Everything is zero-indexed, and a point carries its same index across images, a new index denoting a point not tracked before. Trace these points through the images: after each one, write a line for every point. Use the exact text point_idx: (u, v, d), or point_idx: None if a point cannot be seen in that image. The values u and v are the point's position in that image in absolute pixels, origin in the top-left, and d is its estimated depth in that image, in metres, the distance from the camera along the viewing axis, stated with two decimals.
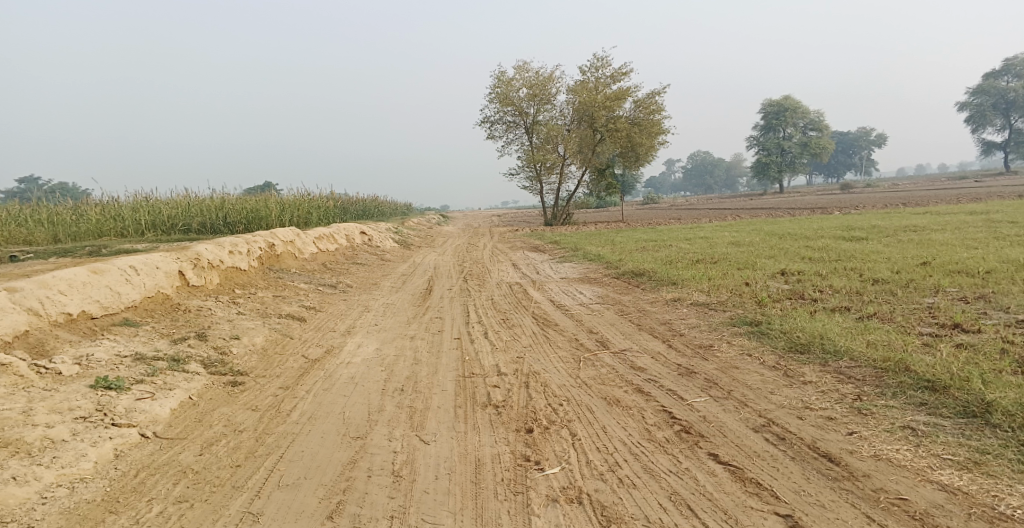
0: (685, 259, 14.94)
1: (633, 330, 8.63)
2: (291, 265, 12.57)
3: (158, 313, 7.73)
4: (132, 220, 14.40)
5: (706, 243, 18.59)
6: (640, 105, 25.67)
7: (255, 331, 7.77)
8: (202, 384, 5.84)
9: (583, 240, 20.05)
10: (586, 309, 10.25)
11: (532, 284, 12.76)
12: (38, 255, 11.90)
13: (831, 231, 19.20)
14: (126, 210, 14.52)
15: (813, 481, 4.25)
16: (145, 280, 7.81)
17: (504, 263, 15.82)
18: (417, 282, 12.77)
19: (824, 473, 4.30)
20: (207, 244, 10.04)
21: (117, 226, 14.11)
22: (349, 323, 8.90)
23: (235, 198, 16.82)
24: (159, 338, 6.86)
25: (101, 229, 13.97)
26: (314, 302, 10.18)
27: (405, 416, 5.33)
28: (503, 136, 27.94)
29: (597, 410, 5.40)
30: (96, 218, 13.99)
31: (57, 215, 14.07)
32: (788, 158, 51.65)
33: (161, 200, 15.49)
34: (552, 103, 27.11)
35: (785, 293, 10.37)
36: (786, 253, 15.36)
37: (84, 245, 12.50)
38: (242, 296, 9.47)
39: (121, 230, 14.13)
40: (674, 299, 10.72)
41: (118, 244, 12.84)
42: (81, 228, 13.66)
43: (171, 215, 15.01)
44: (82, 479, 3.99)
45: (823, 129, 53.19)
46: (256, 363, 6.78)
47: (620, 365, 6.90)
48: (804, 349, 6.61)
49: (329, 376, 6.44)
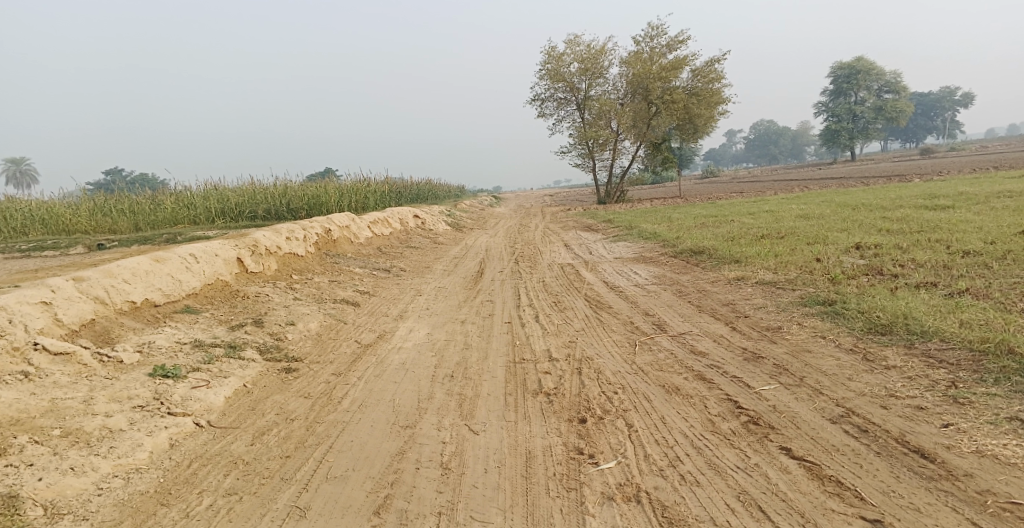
0: (748, 235, 14.35)
1: (692, 311, 8.29)
2: (347, 250, 12.64)
3: (218, 299, 7.81)
4: (203, 208, 14.78)
5: (769, 217, 17.86)
6: (699, 74, 24.77)
7: (310, 317, 7.79)
8: (256, 371, 5.84)
9: (638, 218, 19.56)
10: (642, 289, 9.93)
11: (585, 265, 12.47)
12: (123, 243, 12.38)
13: (907, 201, 18.13)
14: (198, 198, 14.91)
15: (904, 480, 3.92)
16: (204, 268, 7.92)
17: (557, 243, 15.55)
18: (470, 265, 12.67)
19: (917, 472, 3.96)
20: (265, 231, 10.17)
21: (190, 215, 14.56)
22: (401, 307, 8.87)
23: (296, 185, 17.09)
24: (217, 325, 6.93)
25: (177, 217, 14.47)
26: (369, 287, 10.19)
27: (455, 404, 5.23)
28: (554, 114, 27.45)
29: (654, 399, 5.16)
30: (171, 206, 14.49)
31: (136, 204, 14.65)
32: (861, 123, 49.15)
33: (228, 188, 15.84)
34: (605, 77, 26.41)
35: (861, 269, 9.79)
36: (859, 225, 14.56)
37: (162, 233, 12.94)
38: (298, 282, 9.55)
39: (194, 219, 14.60)
40: (736, 278, 10.26)
41: (191, 231, 13.19)
42: (159, 217, 14.17)
43: (239, 202, 15.32)
44: (137, 469, 4.04)
45: (900, 91, 50.31)
46: (310, 349, 6.79)
47: (679, 349, 6.66)
48: (886, 329, 6.28)
49: (380, 362, 6.40)
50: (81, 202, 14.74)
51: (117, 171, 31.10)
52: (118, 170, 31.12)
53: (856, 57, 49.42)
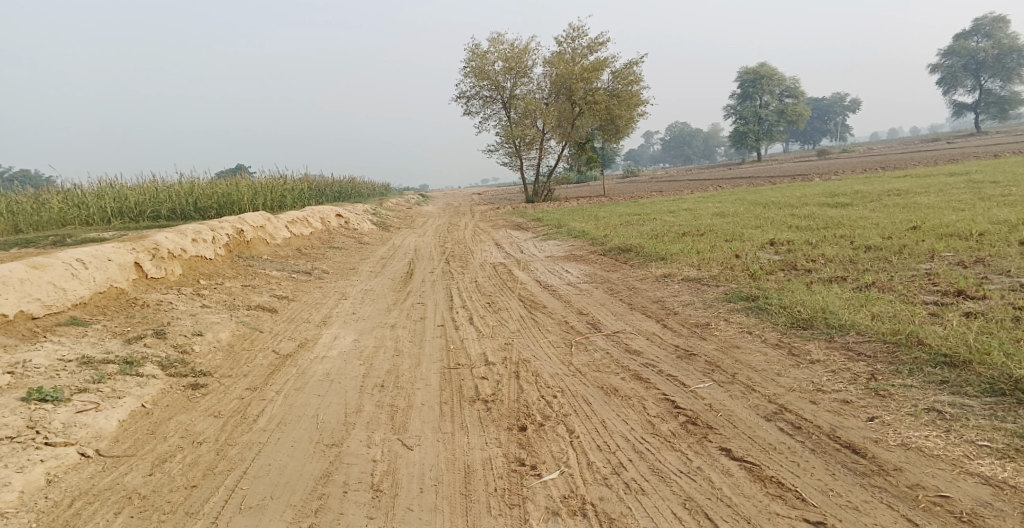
0: (671, 233, 14.52)
1: (624, 310, 8.18)
2: (263, 252, 11.93)
3: (112, 309, 7.09)
4: (97, 207, 13.59)
5: (690, 215, 18.19)
6: (619, 76, 25.09)
7: (220, 326, 7.18)
8: (157, 389, 5.26)
9: (564, 217, 19.57)
10: (574, 288, 9.79)
11: (516, 264, 12.25)
12: (0, 245, 11.17)
13: (815, 198, 18.88)
14: (90, 196, 13.66)
15: (840, 478, 3.86)
16: (95, 274, 7.18)
17: (486, 242, 15.28)
18: (397, 266, 12.20)
19: (851, 469, 3.91)
20: (168, 233, 9.40)
21: (81, 214, 13.30)
22: (324, 312, 8.36)
23: (204, 182, 16.05)
24: (111, 337, 6.26)
25: (64, 217, 13.17)
26: (287, 291, 9.59)
27: (386, 416, 4.85)
28: (481, 112, 27.22)
29: (594, 401, 4.95)
30: (58, 205, 13.20)
31: (19, 203, 13.32)
32: (765, 126, 51.35)
33: (127, 186, 14.67)
34: (529, 76, 26.38)
35: (778, 264, 9.99)
36: (773, 222, 14.99)
37: (47, 235, 11.76)
38: (206, 288, 8.86)
39: (85, 219, 13.36)
40: (664, 275, 10.29)
41: (84, 232, 12.13)
42: (43, 217, 12.87)
43: (139, 202, 14.20)
44: (4, 515, 3.55)
45: (800, 96, 52.91)
46: (221, 362, 6.22)
47: (615, 348, 6.51)
48: (806, 323, 6.21)
49: (302, 374, 5.93)
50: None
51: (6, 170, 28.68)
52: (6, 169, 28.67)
53: (762, 62, 51.60)
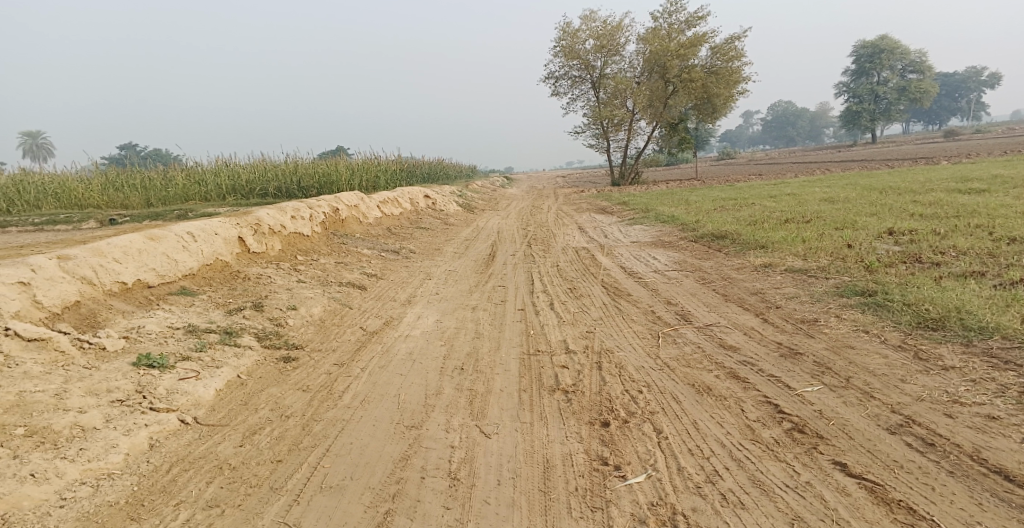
0: (771, 219, 13.76)
1: (718, 301, 7.77)
2: (356, 230, 12.21)
3: (217, 281, 7.38)
4: (214, 184, 14.45)
5: (793, 200, 17.20)
6: (718, 52, 23.96)
7: (313, 301, 7.35)
8: (253, 360, 5.40)
9: (654, 200, 18.99)
10: (662, 276, 9.41)
11: (601, 249, 11.94)
12: (134, 217, 12.04)
13: (940, 183, 17.39)
14: (208, 174, 14.60)
15: (990, 509, 3.43)
16: (202, 247, 7.49)
17: (571, 226, 15.02)
18: (481, 247, 12.18)
19: (1004, 499, 3.46)
20: (268, 210, 9.74)
21: (201, 191, 14.21)
22: (410, 292, 8.42)
23: (307, 162, 16.66)
24: (214, 308, 6.49)
25: (187, 193, 14.13)
26: (377, 269, 9.74)
27: (464, 401, 4.87)
28: (568, 92, 26.78)
29: (683, 400, 4.70)
30: (182, 182, 14.16)
31: (147, 180, 14.31)
32: (881, 104, 47.87)
33: (239, 164, 15.44)
34: (621, 54, 25.68)
35: (896, 256, 9.23)
36: (889, 209, 13.91)
37: (173, 209, 12.49)
38: (303, 264, 9.11)
39: (204, 195, 14.27)
40: (763, 265, 9.73)
41: (202, 207, 12.84)
42: (169, 193, 13.87)
43: (249, 179, 14.89)
44: (108, 475, 3.67)
45: (925, 70, 48.81)
46: (312, 337, 6.36)
47: (707, 343, 6.22)
48: (938, 324, 5.84)
49: (386, 352, 6.05)
50: (91, 176, 14.44)
51: (131, 146, 30.99)
52: (131, 145, 30.98)
53: (881, 35, 48.00)
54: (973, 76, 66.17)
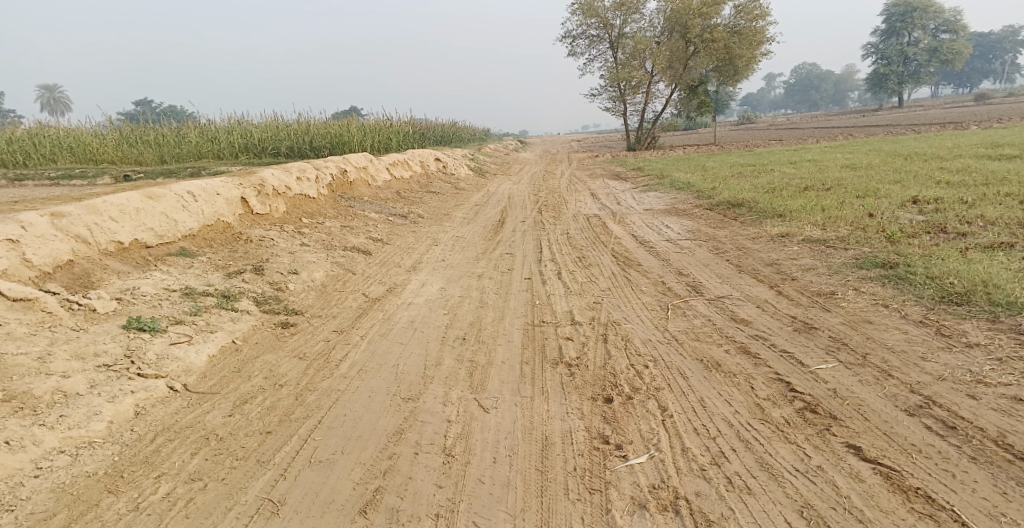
0: (791, 186, 13.37)
1: (731, 272, 7.53)
2: (364, 194, 12.01)
3: (218, 243, 7.24)
4: (227, 143, 14.14)
5: (814, 167, 16.75)
6: (742, 11, 23.17)
7: (315, 266, 7.20)
8: (249, 325, 5.28)
9: (670, 166, 18.58)
10: (674, 246, 9.15)
11: (612, 216, 11.66)
12: (147, 174, 11.90)
13: (969, 150, 16.83)
14: (222, 133, 14.36)
15: (1015, 499, 3.23)
16: (204, 208, 7.33)
17: (583, 192, 14.73)
18: (490, 213, 11.96)
19: None
20: (274, 170, 9.56)
21: (213, 149, 13.94)
22: (415, 258, 8.24)
23: (319, 122, 16.37)
24: (213, 271, 6.34)
25: (200, 151, 13.91)
26: (383, 234, 9.56)
27: (465, 373, 4.74)
28: (586, 53, 26.15)
29: (690, 375, 4.51)
30: (195, 139, 13.93)
31: (161, 137, 14.12)
32: (911, 67, 46.41)
33: (253, 124, 15.20)
34: (641, 13, 24.92)
35: (920, 226, 8.90)
36: (914, 177, 13.47)
37: (185, 167, 12.32)
38: (308, 227, 8.95)
39: (216, 153, 13.97)
40: (779, 235, 9.42)
41: (215, 166, 12.69)
42: (183, 149, 13.64)
43: (262, 138, 14.62)
44: (90, 443, 3.57)
45: (959, 31, 47.10)
46: (313, 303, 6.22)
47: (718, 316, 6.01)
48: (963, 299, 5.59)
49: (387, 320, 5.92)
50: (105, 133, 14.27)
51: (147, 103, 30.80)
52: (148, 102, 30.81)
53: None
54: (1012, 37, 63.76)
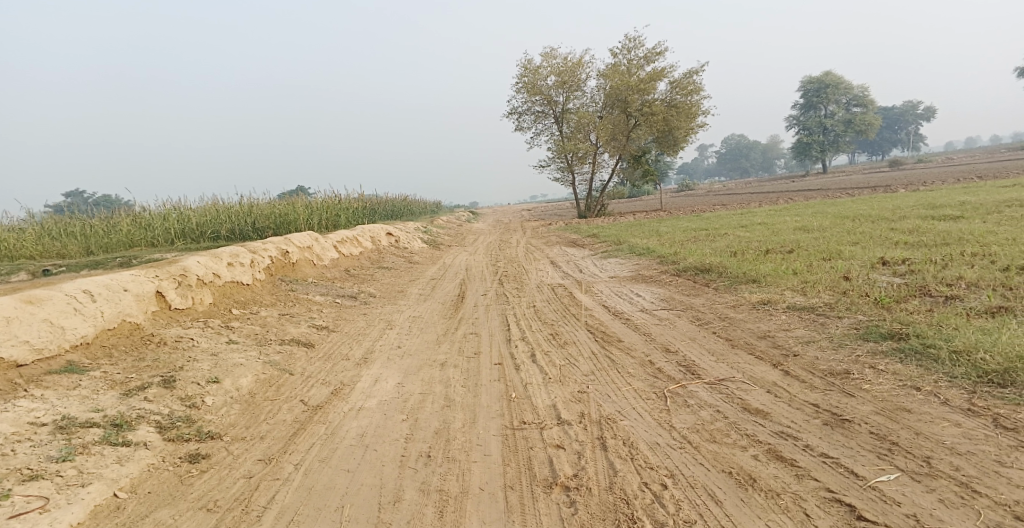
0: (753, 250, 12.85)
1: (724, 348, 6.68)
2: (308, 275, 10.90)
3: (122, 349, 6.01)
4: (163, 228, 12.86)
5: (768, 229, 16.41)
6: (676, 86, 23.36)
7: (243, 369, 5.98)
8: (142, 467, 4.09)
9: (624, 232, 18.01)
10: (651, 317, 8.31)
11: (576, 286, 10.84)
12: (74, 266, 10.57)
13: (914, 210, 16.85)
14: (157, 218, 13.01)
15: None
16: (103, 308, 6.10)
17: (542, 261, 13.90)
18: (447, 288, 10.96)
19: None
20: (200, 256, 8.41)
21: (148, 236, 12.64)
22: (366, 347, 7.12)
23: (263, 202, 15.26)
24: (107, 389, 5.09)
25: (133, 239, 12.58)
26: (328, 320, 8.42)
27: (433, 513, 3.77)
28: (532, 127, 26.00)
29: (724, 498, 3.77)
30: (128, 227, 12.63)
31: (91, 227, 12.76)
32: (831, 135, 48.46)
33: (194, 207, 13.94)
34: (582, 89, 25.03)
35: (906, 289, 8.31)
36: (874, 237, 13.14)
37: (116, 256, 11.02)
38: (238, 319, 7.77)
39: (151, 240, 12.66)
40: (761, 302, 8.69)
41: (150, 253, 11.42)
42: (114, 239, 12.29)
43: (201, 222, 13.34)
44: None
45: (869, 104, 49.77)
46: (235, 421, 5.01)
47: (726, 405, 5.10)
48: (1006, 380, 4.88)
49: (330, 436, 4.77)
50: (29, 225, 12.82)
51: (84, 191, 29.20)
52: (85, 189, 29.14)
53: (827, 70, 48.95)
54: (914, 109, 68.44)
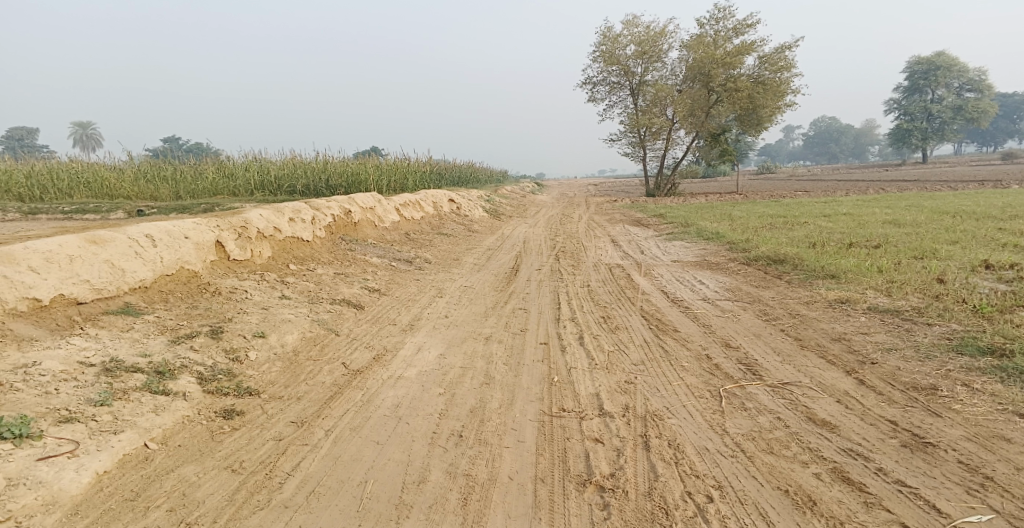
0: (832, 242, 12.03)
1: (791, 348, 6.19)
2: (368, 235, 10.86)
3: (178, 296, 6.04)
4: (244, 179, 13.13)
5: (852, 221, 15.39)
6: (766, 61, 22.12)
7: (289, 326, 5.92)
8: (176, 419, 4.09)
9: (693, 214, 17.29)
10: (714, 307, 7.84)
11: (637, 267, 10.41)
12: (163, 209, 10.89)
13: (1019, 209, 15.45)
14: (240, 169, 13.29)
15: None
16: (162, 254, 6.12)
17: (604, 239, 13.46)
18: (504, 259, 10.72)
19: None
20: (262, 209, 8.43)
21: (230, 186, 12.93)
22: (414, 314, 6.97)
23: (338, 159, 15.37)
24: (157, 334, 5.10)
25: (217, 188, 12.90)
26: (381, 283, 8.33)
27: (457, 499, 3.58)
28: (606, 99, 25.24)
29: (777, 520, 3.47)
30: (212, 175, 12.94)
31: (180, 173, 13.14)
32: (933, 123, 45.15)
33: (271, 160, 14.13)
34: (663, 61, 24.05)
35: (1006, 298, 7.53)
36: (970, 237, 12.09)
37: (201, 203, 11.29)
38: (293, 275, 7.76)
39: (233, 190, 12.96)
40: (838, 300, 8.07)
41: (230, 202, 11.66)
42: (199, 186, 12.64)
43: (280, 175, 13.55)
44: None
45: (984, 89, 45.99)
46: (274, 379, 4.93)
47: (787, 413, 4.69)
48: None
49: (365, 404, 4.62)
50: (121, 166, 13.30)
51: (173, 138, 30.40)
52: (174, 137, 30.34)
53: (934, 53, 45.53)
54: None
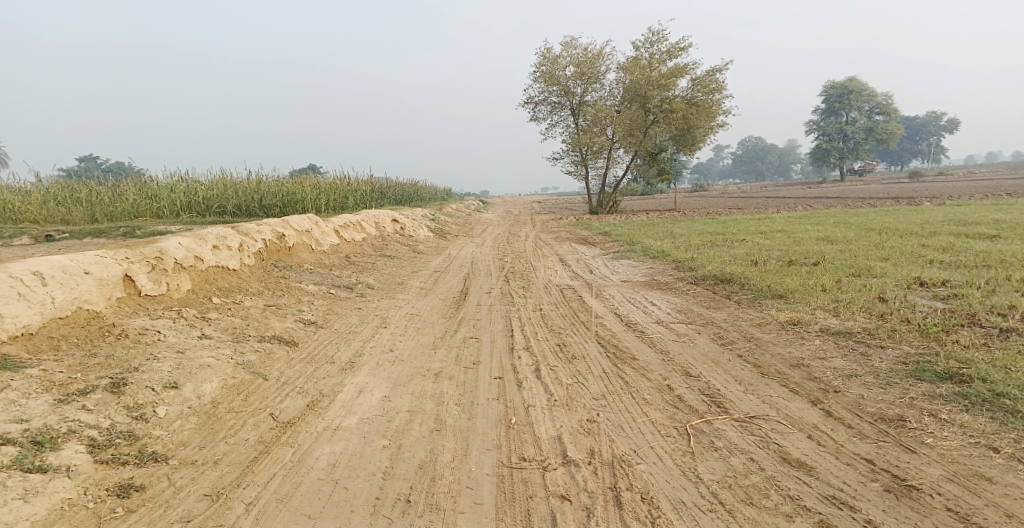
0: (775, 260, 12.00)
1: (753, 375, 5.87)
2: (305, 260, 10.16)
3: (75, 341, 5.30)
4: (169, 200, 12.20)
5: (788, 238, 15.56)
6: (699, 83, 22.45)
7: (209, 372, 5.24)
8: (50, 507, 3.51)
9: (636, 232, 17.21)
10: (669, 331, 7.53)
11: (587, 288, 10.08)
12: (75, 232, 9.93)
13: (942, 226, 15.96)
14: (163, 189, 12.35)
15: None
16: (55, 295, 5.37)
17: (551, 258, 13.11)
18: (450, 282, 10.21)
19: None
20: (182, 237, 7.67)
21: (153, 207, 11.98)
22: (354, 349, 6.36)
23: (273, 178, 14.57)
24: (41, 393, 4.35)
25: (138, 209, 11.93)
26: (317, 314, 7.69)
27: None
28: (547, 118, 25.14)
29: None
30: (133, 196, 11.98)
31: (96, 194, 12.12)
32: (851, 143, 47.18)
33: (199, 179, 13.22)
34: (601, 82, 24.13)
35: (952, 317, 7.46)
36: (904, 253, 12.29)
37: (118, 226, 10.36)
38: (218, 310, 7.04)
39: (156, 212, 12.01)
40: (790, 322, 7.87)
41: (153, 225, 10.76)
42: (117, 208, 11.65)
43: (207, 196, 12.65)
44: None
45: (891, 112, 48.54)
46: (187, 439, 4.28)
47: (761, 450, 4.36)
48: None
49: (297, 463, 4.05)
50: (31, 188, 12.20)
51: (95, 158, 28.85)
52: (95, 157, 28.85)
53: (851, 77, 47.77)
54: (937, 120, 67.00)
